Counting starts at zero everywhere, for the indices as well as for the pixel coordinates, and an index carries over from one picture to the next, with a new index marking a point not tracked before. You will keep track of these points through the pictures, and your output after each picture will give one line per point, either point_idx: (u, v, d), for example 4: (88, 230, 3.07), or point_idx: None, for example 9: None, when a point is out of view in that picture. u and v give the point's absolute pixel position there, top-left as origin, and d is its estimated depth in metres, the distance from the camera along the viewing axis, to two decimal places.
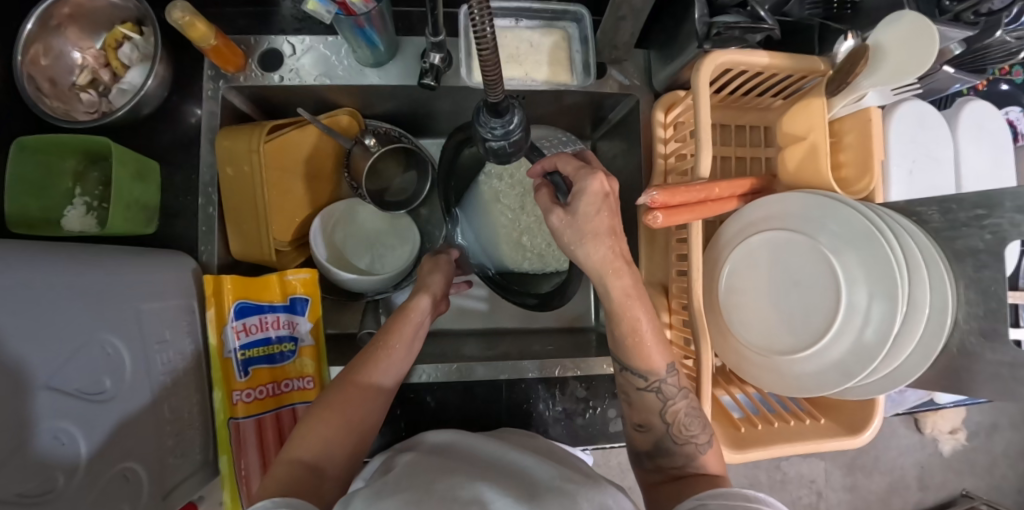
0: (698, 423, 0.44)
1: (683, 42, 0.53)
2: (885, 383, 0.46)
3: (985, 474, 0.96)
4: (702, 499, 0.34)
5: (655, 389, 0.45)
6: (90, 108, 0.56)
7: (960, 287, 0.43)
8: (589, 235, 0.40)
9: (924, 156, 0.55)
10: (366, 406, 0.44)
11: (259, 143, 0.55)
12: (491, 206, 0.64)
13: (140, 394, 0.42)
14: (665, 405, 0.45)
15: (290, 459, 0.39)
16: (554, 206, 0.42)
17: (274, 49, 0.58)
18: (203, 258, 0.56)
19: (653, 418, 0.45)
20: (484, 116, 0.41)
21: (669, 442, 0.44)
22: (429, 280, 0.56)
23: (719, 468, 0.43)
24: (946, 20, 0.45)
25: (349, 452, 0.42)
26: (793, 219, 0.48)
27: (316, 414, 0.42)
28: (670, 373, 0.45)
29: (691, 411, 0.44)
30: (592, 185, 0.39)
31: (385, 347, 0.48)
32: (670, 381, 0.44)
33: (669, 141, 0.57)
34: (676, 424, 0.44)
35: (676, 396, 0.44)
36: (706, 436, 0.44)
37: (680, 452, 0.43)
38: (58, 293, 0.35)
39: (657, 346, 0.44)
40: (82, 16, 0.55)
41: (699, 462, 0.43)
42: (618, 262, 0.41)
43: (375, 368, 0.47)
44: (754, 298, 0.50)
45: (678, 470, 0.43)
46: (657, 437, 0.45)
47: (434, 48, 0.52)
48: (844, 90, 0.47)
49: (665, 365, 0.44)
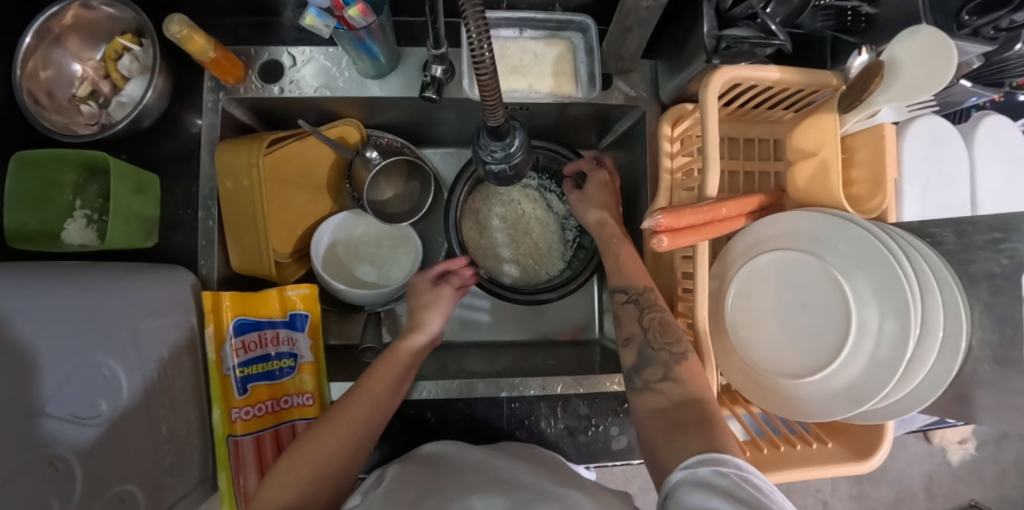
0: (673, 333, 0.44)
1: (691, 54, 0.52)
2: (898, 407, 0.44)
3: (997, 486, 0.94)
4: (690, 468, 0.32)
5: (634, 300, 0.48)
6: (90, 120, 0.55)
7: (975, 311, 0.42)
8: (589, 204, 0.60)
9: (938, 173, 0.53)
10: (347, 444, 0.44)
11: (259, 156, 0.54)
12: (479, 231, 0.70)
13: (138, 415, 0.42)
14: (643, 312, 0.47)
15: (267, 502, 0.39)
16: (574, 190, 0.63)
17: (275, 60, 0.57)
18: (203, 271, 0.56)
19: (633, 327, 0.47)
20: (484, 139, 0.40)
21: (648, 349, 0.44)
22: (423, 318, 0.56)
23: (699, 385, 0.41)
24: (965, 35, 0.44)
25: (329, 492, 0.42)
26: (802, 239, 0.47)
27: (296, 455, 0.42)
28: (648, 292, 0.48)
29: (667, 321, 0.46)
30: (597, 173, 0.62)
31: (374, 383, 0.49)
32: (650, 294, 0.48)
33: (676, 155, 0.55)
34: (653, 329, 0.45)
35: (654, 308, 0.47)
36: (684, 346, 0.43)
37: (658, 360, 0.43)
38: (35, 327, 0.35)
39: (639, 270, 0.51)
40: (82, 27, 0.54)
41: (675, 372, 0.42)
42: (606, 219, 0.58)
43: (361, 403, 0.46)
44: (763, 319, 0.48)
45: (662, 382, 0.42)
46: (638, 346, 0.45)
47: (435, 60, 0.51)
48: (857, 107, 0.46)
49: (645, 285, 0.49)
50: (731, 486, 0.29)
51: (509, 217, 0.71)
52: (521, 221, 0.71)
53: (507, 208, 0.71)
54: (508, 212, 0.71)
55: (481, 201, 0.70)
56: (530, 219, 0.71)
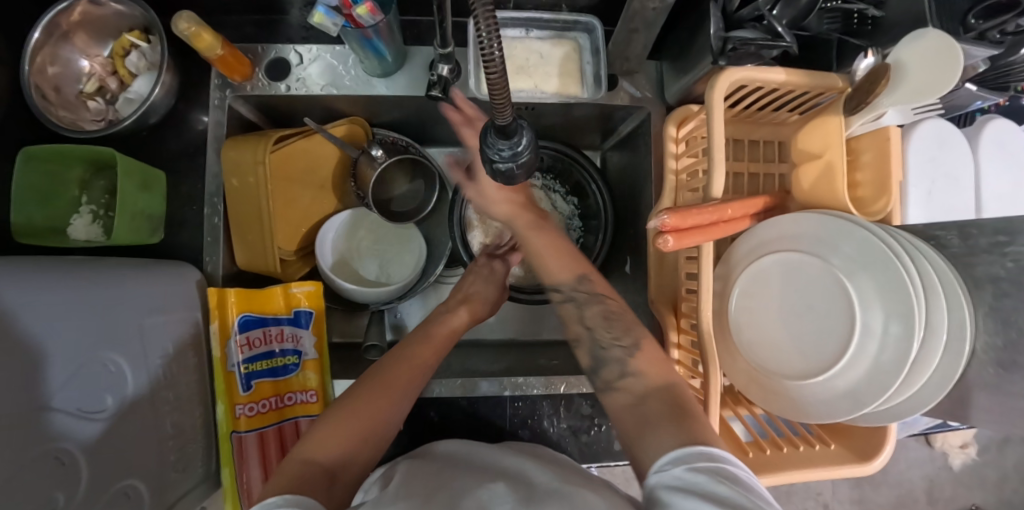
0: (618, 326, 0.45)
1: (697, 55, 0.52)
2: (900, 411, 0.44)
3: (998, 490, 0.94)
4: (663, 469, 0.31)
5: (569, 297, 0.49)
6: (97, 116, 0.56)
7: (979, 315, 0.42)
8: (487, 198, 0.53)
9: (942, 176, 0.53)
10: (386, 413, 0.42)
11: (265, 154, 0.54)
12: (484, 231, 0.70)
13: (142, 411, 0.42)
14: (580, 311, 0.48)
15: (302, 458, 0.36)
16: (468, 182, 0.51)
17: (281, 58, 0.57)
18: (208, 268, 0.56)
19: (577, 329, 0.48)
20: (491, 137, 0.40)
21: (597, 348, 0.45)
22: (453, 320, 0.57)
23: (659, 370, 0.41)
24: (971, 38, 0.44)
25: (366, 459, 0.39)
26: (807, 241, 0.47)
27: (340, 417, 0.40)
28: (581, 284, 0.49)
29: (608, 314, 0.46)
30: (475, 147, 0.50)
31: (409, 362, 0.48)
32: (580, 289, 0.49)
33: (680, 156, 0.55)
34: (597, 327, 0.46)
35: (591, 302, 0.47)
36: (632, 338, 0.44)
37: (611, 358, 0.43)
38: (42, 323, 0.35)
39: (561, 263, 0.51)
40: (90, 23, 0.54)
41: (631, 368, 0.42)
42: (512, 213, 0.53)
43: (401, 379, 0.46)
44: (768, 319, 0.48)
45: (619, 380, 0.42)
46: (587, 346, 0.46)
47: (442, 59, 0.51)
48: (863, 108, 0.46)
49: (574, 277, 0.49)
50: (705, 482, 0.28)
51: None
52: None
53: None
54: None
55: None
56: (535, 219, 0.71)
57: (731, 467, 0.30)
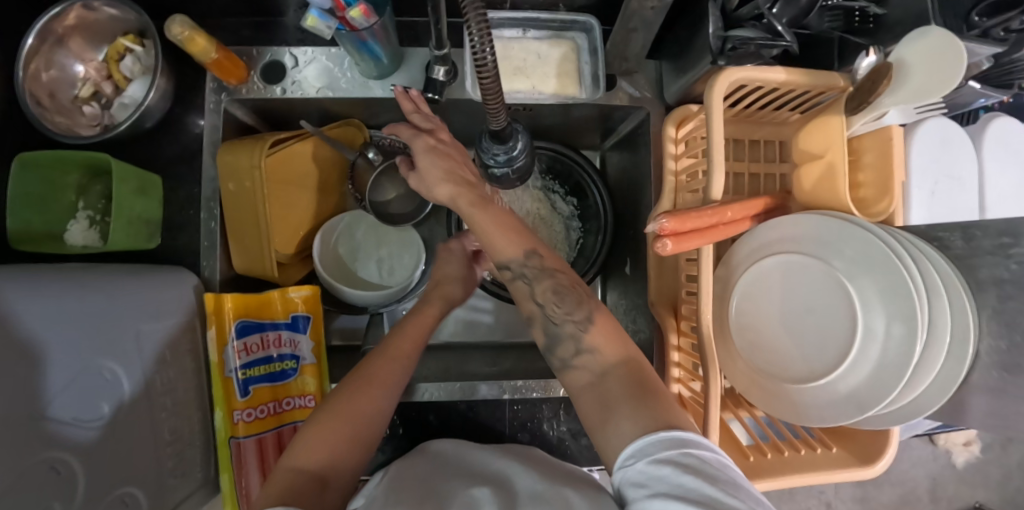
0: (570, 301, 0.42)
1: (697, 55, 0.51)
2: (901, 415, 0.43)
3: (1003, 489, 0.93)
4: (627, 465, 0.31)
5: (520, 276, 0.43)
6: (93, 121, 0.55)
7: (983, 318, 0.41)
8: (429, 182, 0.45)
9: (946, 177, 0.52)
10: (370, 412, 0.42)
11: (261, 158, 0.53)
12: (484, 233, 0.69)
13: (139, 418, 0.42)
14: (531, 288, 0.43)
15: (292, 466, 0.37)
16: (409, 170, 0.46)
17: (277, 61, 0.57)
18: (205, 273, 0.55)
19: (529, 305, 0.43)
20: (487, 143, 0.41)
21: (550, 325, 0.42)
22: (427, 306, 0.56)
23: (616, 344, 0.40)
24: (975, 36, 0.43)
25: (354, 462, 0.40)
26: (808, 243, 0.46)
27: (325, 421, 0.40)
28: (531, 258, 0.43)
29: (560, 290, 0.42)
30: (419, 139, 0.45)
31: (392, 356, 0.48)
32: (529, 265, 0.42)
33: (680, 157, 0.54)
34: (549, 305, 0.42)
35: (542, 280, 0.42)
36: (584, 313, 0.41)
37: (565, 335, 0.41)
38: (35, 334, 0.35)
39: (504, 235, 0.43)
40: (84, 27, 0.54)
41: (585, 344, 0.40)
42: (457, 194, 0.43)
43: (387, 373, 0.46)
44: (768, 322, 0.48)
45: (577, 357, 0.40)
46: (541, 324, 0.43)
47: (439, 61, 0.50)
48: (864, 108, 0.45)
49: (524, 251, 0.43)
50: (668, 476, 0.28)
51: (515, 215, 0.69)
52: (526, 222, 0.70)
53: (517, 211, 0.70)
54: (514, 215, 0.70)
55: None
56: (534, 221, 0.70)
57: (693, 451, 0.30)
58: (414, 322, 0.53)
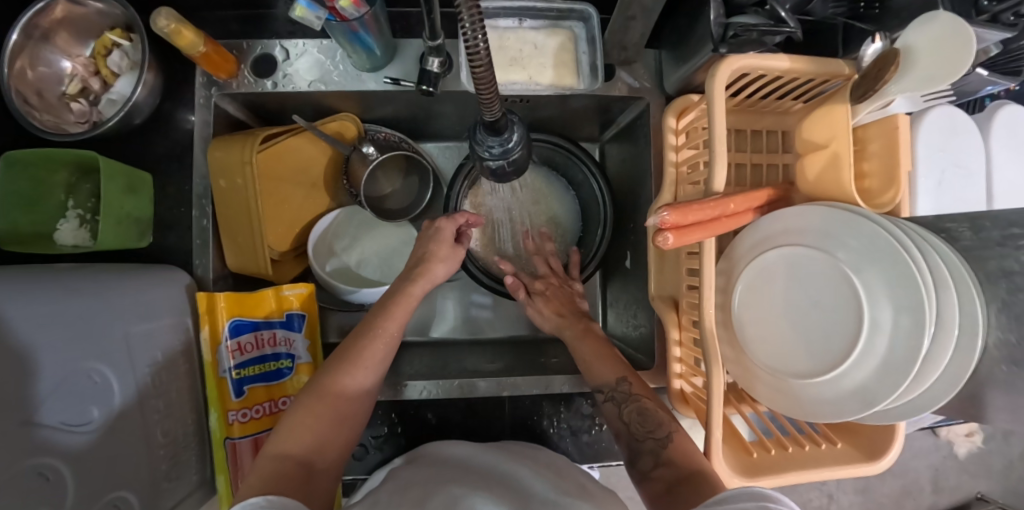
0: (652, 420, 0.46)
1: (697, 44, 0.50)
2: (907, 410, 0.42)
3: (1004, 479, 0.92)
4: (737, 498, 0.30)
5: (610, 397, 0.50)
6: (80, 118, 0.54)
7: (992, 310, 0.40)
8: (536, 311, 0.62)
9: (953, 166, 0.51)
10: (350, 395, 0.44)
11: (253, 153, 0.52)
12: (488, 228, 0.70)
13: (128, 421, 0.41)
14: (620, 408, 0.48)
15: (276, 454, 0.38)
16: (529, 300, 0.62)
17: (267, 54, 0.55)
18: (198, 272, 0.55)
19: (615, 423, 0.48)
20: (481, 134, 0.40)
21: (631, 442, 0.46)
22: (409, 288, 0.52)
23: (687, 458, 0.41)
24: (984, 21, 0.42)
25: (339, 445, 0.42)
26: (810, 235, 0.45)
27: (305, 406, 0.42)
28: (621, 384, 0.50)
29: (643, 410, 0.47)
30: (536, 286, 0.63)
31: (373, 336, 0.47)
32: (620, 389, 0.50)
33: (681, 149, 0.53)
34: (633, 423, 0.47)
35: (630, 400, 0.48)
36: (666, 429, 0.45)
37: (645, 449, 0.44)
38: (32, 339, 0.34)
39: (603, 363, 0.53)
40: (71, 23, 0.53)
41: (664, 457, 0.42)
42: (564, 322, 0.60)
43: (370, 353, 0.46)
44: (770, 316, 0.46)
45: (654, 467, 0.42)
46: (624, 440, 0.47)
47: (432, 52, 0.48)
48: (870, 97, 0.43)
49: (618, 376, 0.51)
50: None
51: (512, 210, 0.71)
52: (525, 217, 0.71)
53: (519, 209, 0.71)
54: (516, 216, 0.71)
55: (487, 197, 0.70)
56: (535, 216, 0.71)
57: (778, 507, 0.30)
58: (393, 300, 0.51)
